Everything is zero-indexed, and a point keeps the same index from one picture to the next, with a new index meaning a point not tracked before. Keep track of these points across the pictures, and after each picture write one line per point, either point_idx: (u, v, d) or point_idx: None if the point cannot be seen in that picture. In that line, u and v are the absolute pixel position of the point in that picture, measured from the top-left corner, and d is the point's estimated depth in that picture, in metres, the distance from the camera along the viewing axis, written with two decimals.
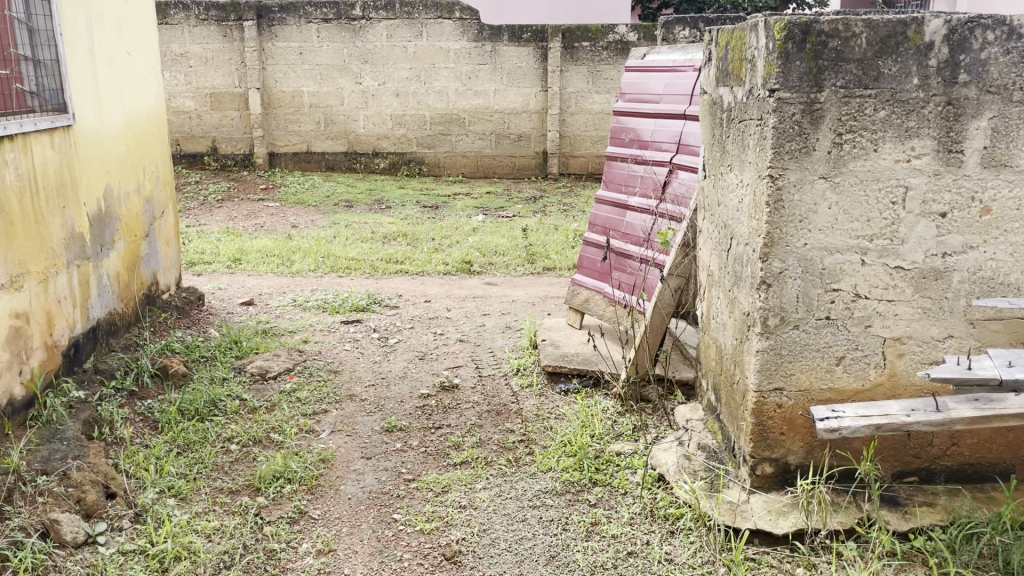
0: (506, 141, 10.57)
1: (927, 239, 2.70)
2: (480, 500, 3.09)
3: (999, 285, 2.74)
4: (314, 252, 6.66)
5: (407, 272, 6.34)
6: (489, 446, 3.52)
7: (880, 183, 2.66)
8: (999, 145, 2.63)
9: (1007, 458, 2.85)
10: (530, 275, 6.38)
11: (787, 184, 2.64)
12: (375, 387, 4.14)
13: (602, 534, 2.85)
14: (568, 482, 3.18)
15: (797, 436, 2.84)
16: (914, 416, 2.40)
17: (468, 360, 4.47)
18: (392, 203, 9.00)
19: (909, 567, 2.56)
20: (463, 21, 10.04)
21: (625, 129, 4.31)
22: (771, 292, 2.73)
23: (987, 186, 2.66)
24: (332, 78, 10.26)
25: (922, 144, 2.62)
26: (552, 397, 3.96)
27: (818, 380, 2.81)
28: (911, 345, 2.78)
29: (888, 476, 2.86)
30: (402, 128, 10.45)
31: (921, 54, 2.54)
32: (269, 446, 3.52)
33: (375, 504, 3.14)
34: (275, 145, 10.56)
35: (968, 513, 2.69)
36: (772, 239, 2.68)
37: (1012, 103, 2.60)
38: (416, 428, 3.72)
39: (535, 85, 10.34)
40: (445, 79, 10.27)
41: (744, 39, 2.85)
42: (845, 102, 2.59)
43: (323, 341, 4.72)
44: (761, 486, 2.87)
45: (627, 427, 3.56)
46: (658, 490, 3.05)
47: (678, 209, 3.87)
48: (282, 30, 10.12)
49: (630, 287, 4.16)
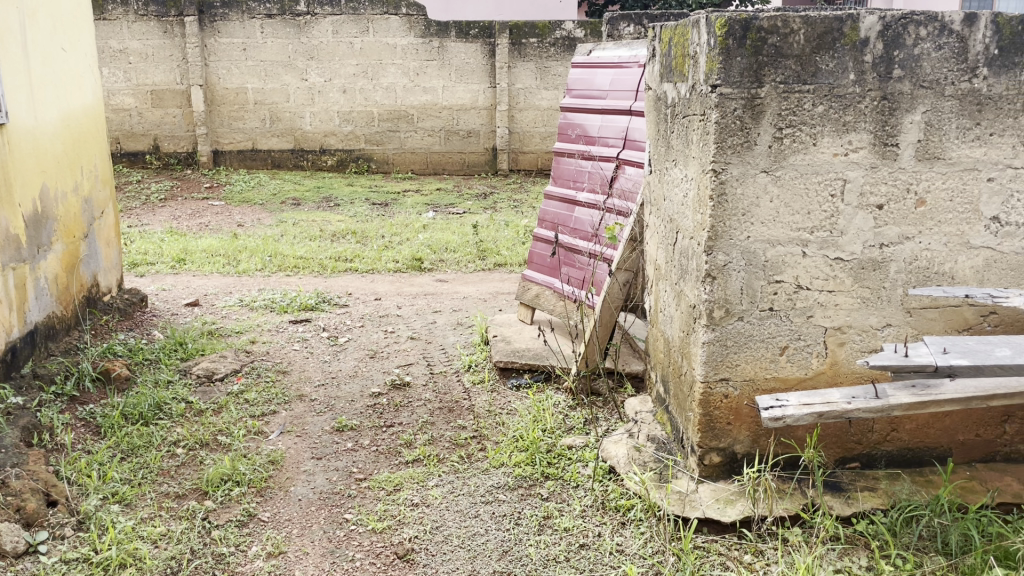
0: (455, 137, 10.54)
1: (864, 230, 2.77)
2: (432, 498, 3.08)
3: (934, 274, 2.82)
4: (261, 251, 6.56)
5: (356, 271, 6.29)
6: (441, 443, 3.52)
7: (819, 176, 2.72)
8: (932, 139, 2.70)
9: (944, 442, 2.93)
10: (480, 271, 6.38)
11: (729, 178, 2.69)
12: (324, 387, 4.10)
13: (554, 528, 2.87)
14: (520, 477, 3.19)
15: (743, 426, 2.90)
16: (854, 403, 2.48)
17: (419, 358, 4.46)
18: (340, 200, 8.91)
19: (852, 550, 2.63)
20: (410, 17, 10.00)
21: (572, 125, 4.36)
22: (717, 285, 2.77)
23: (922, 178, 2.74)
24: (277, 74, 10.12)
25: (859, 138, 2.69)
26: (503, 393, 3.97)
27: (762, 370, 2.86)
28: (852, 334, 2.86)
29: (831, 462, 2.93)
30: (349, 124, 10.34)
31: (857, 50, 2.61)
32: (216, 449, 3.46)
33: (325, 504, 3.11)
34: (219, 143, 10.35)
35: (908, 496, 2.76)
36: (716, 232, 2.73)
37: (944, 97, 2.67)
38: (367, 427, 3.70)
39: (483, 81, 10.33)
40: (392, 75, 10.20)
41: (687, 35, 2.88)
42: (784, 97, 2.64)
43: (272, 341, 4.66)
44: (709, 475, 2.92)
45: (578, 421, 3.60)
46: (608, 482, 3.09)
47: (625, 204, 3.93)
48: (225, 26, 9.96)
49: (579, 282, 4.19)
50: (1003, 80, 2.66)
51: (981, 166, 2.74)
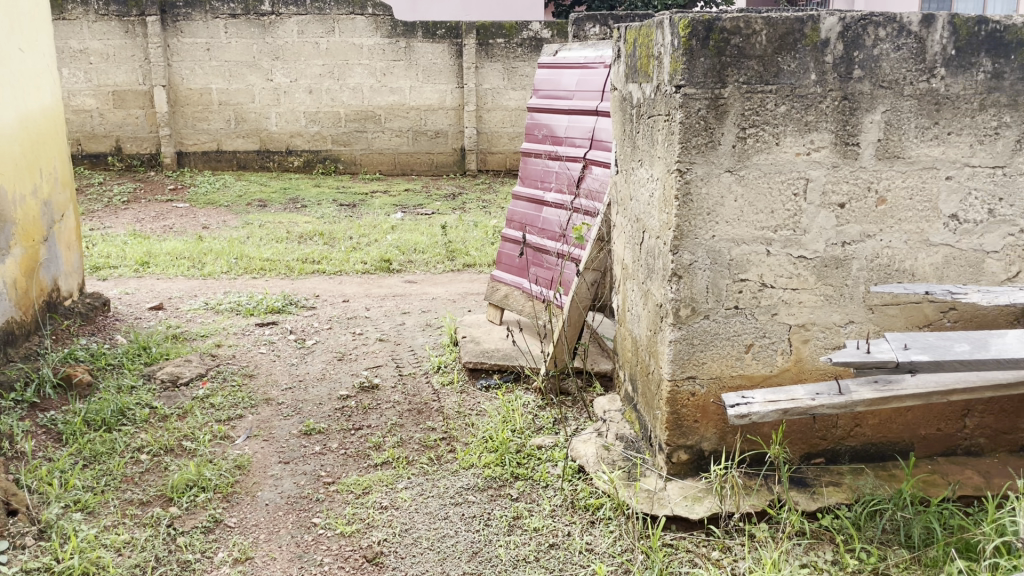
0: (423, 138, 10.50)
1: (827, 229, 2.81)
2: (401, 500, 3.07)
3: (895, 272, 2.86)
4: (227, 254, 6.49)
5: (324, 272, 6.25)
6: (409, 445, 3.50)
7: (782, 175, 2.75)
8: (892, 138, 2.75)
9: (906, 437, 2.98)
10: (449, 272, 6.37)
11: (694, 178, 2.71)
12: (292, 390, 4.07)
13: (524, 528, 2.87)
14: (490, 478, 3.19)
15: (710, 424, 2.92)
16: (819, 399, 2.52)
17: (388, 360, 4.44)
18: (308, 201, 8.84)
19: (817, 545, 2.66)
20: (376, 17, 9.95)
21: (539, 125, 4.37)
22: (683, 284, 2.79)
23: (882, 177, 2.78)
24: (242, 75, 10.01)
25: (820, 138, 2.72)
26: (472, 394, 3.96)
27: (728, 367, 2.89)
28: (816, 331, 2.89)
29: (796, 458, 2.96)
30: (316, 125, 10.26)
31: (818, 51, 2.64)
32: (181, 455, 3.42)
33: (293, 509, 3.09)
34: (183, 144, 10.22)
35: (872, 490, 2.80)
36: (682, 232, 2.75)
37: (903, 97, 2.72)
38: (336, 430, 3.67)
39: (450, 82, 10.31)
40: (358, 75, 10.14)
41: (651, 36, 2.90)
42: (747, 98, 2.66)
43: (238, 344, 4.61)
44: (677, 473, 2.94)
45: (547, 421, 3.60)
46: (578, 481, 3.10)
47: (592, 204, 3.94)
48: (188, 26, 9.84)
49: (547, 282, 4.20)
50: (960, 80, 2.71)
51: (939, 165, 2.78)
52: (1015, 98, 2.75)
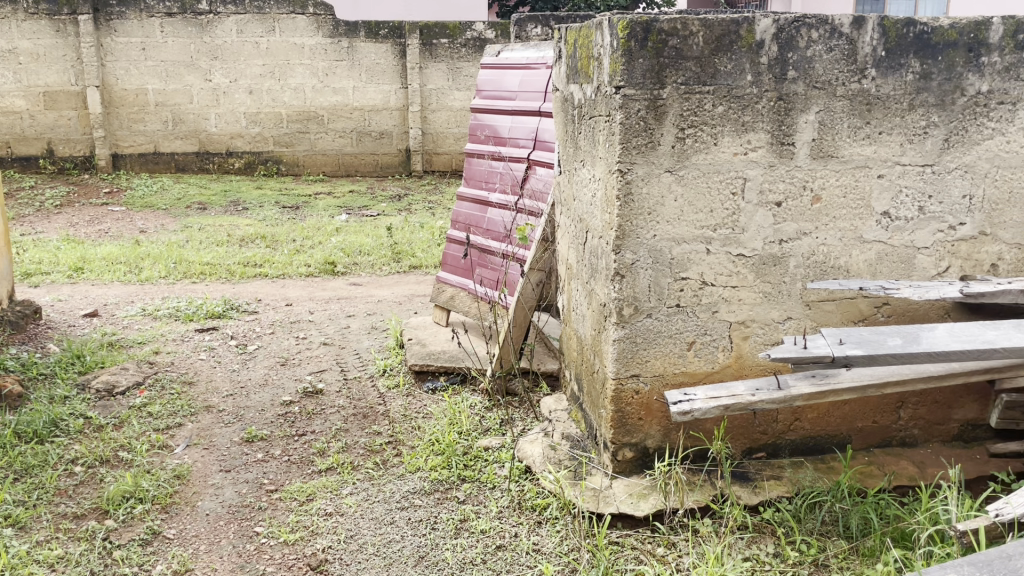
0: (367, 138, 10.41)
1: (764, 227, 2.86)
2: (346, 506, 3.03)
3: (830, 268, 2.93)
4: (165, 258, 6.34)
5: (266, 276, 6.15)
6: (355, 450, 3.46)
7: (720, 175, 2.79)
8: (826, 137, 2.81)
9: (844, 429, 3.04)
10: (395, 274, 6.33)
11: (635, 178, 2.74)
12: (233, 397, 3.99)
13: (470, 530, 2.86)
14: (436, 481, 3.17)
15: (654, 421, 2.95)
16: (759, 395, 2.56)
17: (332, 364, 4.38)
18: (249, 203, 8.69)
19: (759, 538, 2.70)
20: (317, 17, 9.83)
21: (483, 126, 4.37)
22: (625, 283, 2.81)
23: (817, 176, 2.84)
24: (180, 75, 9.79)
25: (757, 138, 2.77)
26: (418, 397, 3.94)
27: (671, 365, 2.92)
28: (755, 327, 2.94)
29: (738, 453, 3.01)
30: (257, 126, 10.10)
31: (754, 52, 2.69)
32: (117, 466, 3.32)
33: (235, 518, 3.02)
34: (119, 146, 9.95)
35: (811, 483, 2.86)
36: (624, 232, 2.77)
37: (836, 98, 2.78)
38: (278, 436, 3.61)
39: (394, 82, 10.24)
40: (300, 75, 10.00)
41: (591, 37, 2.91)
42: (686, 98, 2.69)
43: (176, 351, 4.51)
44: (622, 471, 2.96)
45: (494, 422, 3.60)
46: (524, 482, 3.10)
47: (536, 205, 3.95)
48: (122, 25, 9.58)
49: (492, 282, 4.19)
50: (890, 80, 2.78)
51: (872, 164, 2.86)
52: (942, 98, 2.83)
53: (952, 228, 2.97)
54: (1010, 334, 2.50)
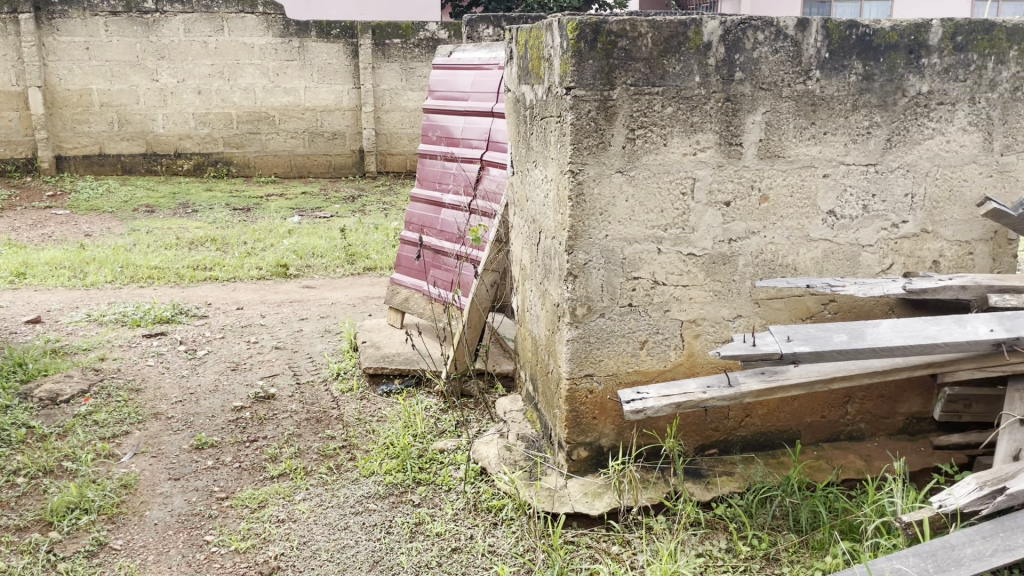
0: (320, 139, 10.30)
1: (714, 226, 2.89)
2: (299, 512, 2.99)
3: (778, 267, 2.97)
4: (111, 263, 6.20)
5: (217, 279, 6.05)
6: (308, 455, 3.42)
7: (670, 175, 2.81)
8: (772, 137, 2.85)
9: (793, 425, 3.09)
10: (349, 276, 6.27)
11: (586, 179, 2.75)
12: (182, 403, 3.91)
13: (426, 534, 2.84)
14: (391, 484, 3.14)
15: (607, 420, 2.97)
16: (710, 392, 2.60)
17: (285, 368, 4.33)
18: (199, 206, 8.54)
19: (712, 534, 2.73)
20: (267, 16, 9.70)
21: (435, 126, 4.35)
22: (578, 283, 2.82)
23: (764, 176, 2.88)
24: (126, 75, 9.59)
25: (705, 138, 2.80)
26: (373, 400, 3.91)
27: (625, 364, 2.94)
28: (706, 325, 2.98)
29: (690, 450, 3.04)
30: (207, 127, 9.93)
31: (701, 54, 2.72)
32: (62, 476, 3.24)
33: (184, 527, 2.97)
34: (63, 148, 9.70)
35: (762, 478, 2.90)
36: (577, 232, 2.78)
37: (782, 99, 2.82)
38: (229, 443, 3.55)
39: (347, 82, 10.16)
40: (250, 76, 9.86)
41: (541, 38, 2.92)
42: (635, 99, 2.71)
43: (123, 357, 4.41)
44: (577, 470, 2.97)
45: (449, 424, 3.58)
46: (480, 483, 3.09)
47: (489, 205, 3.94)
48: (64, 23, 9.35)
49: (446, 283, 4.17)
50: (834, 81, 2.84)
51: (817, 163, 2.91)
52: (884, 99, 2.89)
53: (895, 226, 3.04)
54: (951, 328, 2.56)
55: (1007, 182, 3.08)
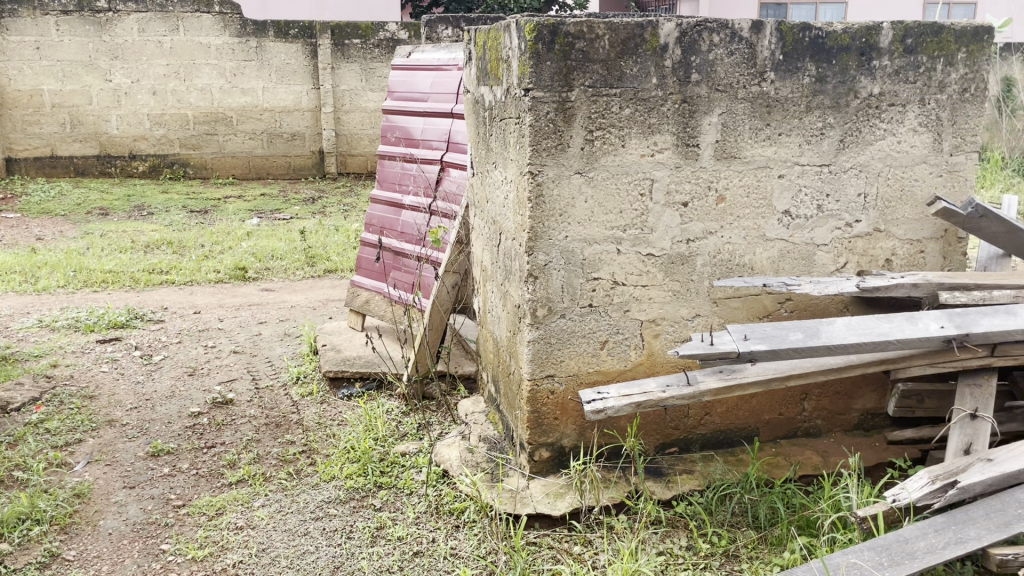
0: (278, 140, 10.19)
1: (672, 227, 2.91)
2: (258, 519, 2.95)
3: (736, 266, 3.01)
4: (64, 267, 6.07)
5: (173, 283, 5.95)
6: (267, 461, 3.38)
7: (628, 176, 2.83)
8: (729, 139, 2.88)
9: (752, 423, 3.13)
10: (309, 279, 6.21)
11: (545, 180, 2.75)
12: (138, 410, 3.84)
13: (387, 538, 2.82)
14: (351, 489, 3.12)
15: (569, 420, 2.98)
16: (669, 391, 2.62)
17: (243, 372, 4.27)
18: (154, 208, 8.40)
19: (673, 532, 2.75)
20: (223, 15, 9.57)
21: (395, 127, 4.33)
22: (539, 284, 2.83)
23: (721, 177, 2.91)
24: (78, 75, 9.39)
25: (663, 140, 2.83)
26: (333, 404, 3.87)
27: (585, 364, 2.95)
28: (665, 325, 3.00)
29: (651, 449, 3.06)
30: (162, 128, 9.76)
31: (658, 55, 2.74)
32: (11, 486, 3.16)
33: (140, 536, 2.91)
34: (12, 150, 9.47)
35: (722, 475, 2.93)
36: (536, 233, 2.79)
37: (737, 100, 2.85)
38: (186, 449, 3.50)
39: (306, 83, 10.06)
40: (207, 76, 9.72)
41: (499, 39, 2.92)
42: (593, 101, 2.73)
43: (76, 363, 4.31)
44: (539, 471, 2.98)
45: (411, 427, 3.56)
46: (442, 486, 3.08)
47: (450, 207, 3.93)
48: (13, 22, 9.12)
49: (407, 285, 4.15)
50: (788, 83, 2.88)
51: (772, 164, 2.95)
52: (837, 100, 2.94)
53: (849, 225, 3.09)
54: (903, 325, 2.61)
55: (957, 182, 3.14)
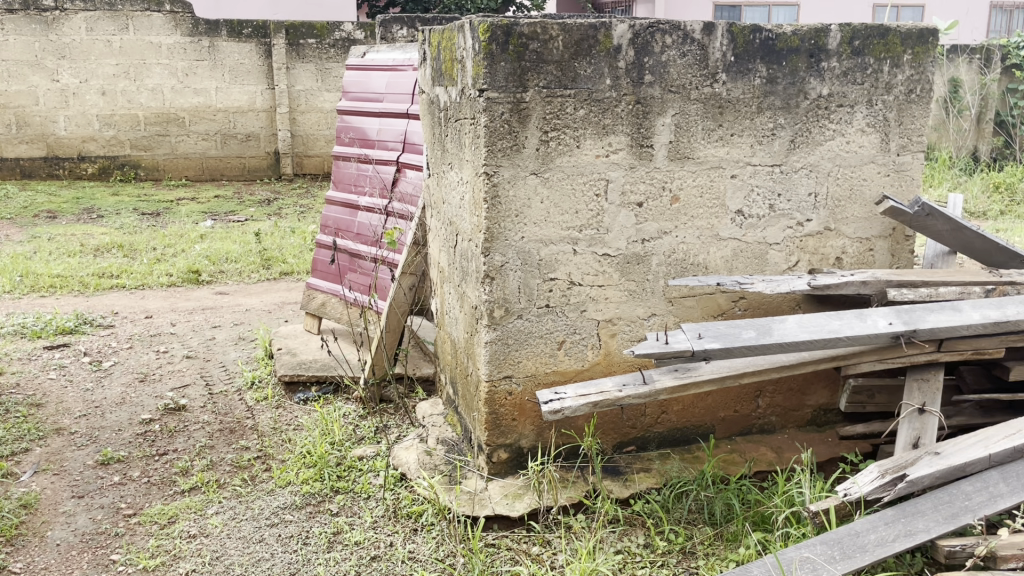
0: (232, 141, 10.03)
1: (628, 227, 2.93)
2: (212, 527, 2.90)
3: (690, 266, 3.04)
4: (9, 271, 5.92)
5: (124, 287, 5.83)
6: (221, 467, 3.33)
7: (583, 176, 2.84)
8: (682, 139, 2.91)
9: (708, 420, 3.16)
10: (264, 282, 6.12)
11: (501, 181, 2.75)
12: (87, 418, 3.75)
13: (344, 543, 2.80)
14: (308, 494, 3.08)
15: (527, 421, 2.98)
16: (625, 390, 2.63)
17: (197, 378, 4.20)
18: (104, 211, 8.23)
19: (630, 530, 2.77)
20: (174, 14, 9.41)
21: (350, 128, 4.29)
22: (495, 285, 2.82)
23: (675, 177, 2.94)
24: (23, 75, 9.16)
25: (617, 140, 2.84)
26: (289, 408, 3.82)
27: (543, 365, 2.95)
28: (622, 325, 3.02)
29: (609, 448, 3.08)
30: (112, 128, 9.56)
31: (611, 56, 2.75)
32: None
33: (89, 547, 2.85)
34: None
35: (678, 473, 2.96)
36: (493, 234, 2.78)
37: (690, 101, 2.88)
38: (137, 457, 3.43)
39: (260, 83, 9.93)
40: (158, 76, 9.54)
41: (453, 39, 2.91)
42: (548, 102, 2.73)
43: (22, 371, 4.20)
44: (497, 472, 2.98)
45: (368, 430, 3.53)
46: (400, 489, 3.06)
47: (406, 208, 3.91)
48: None
49: (364, 287, 4.12)
50: (739, 85, 2.91)
51: (724, 164, 2.98)
52: (787, 101, 2.98)
53: (800, 224, 3.14)
54: (853, 322, 2.66)
55: (903, 181, 3.21)
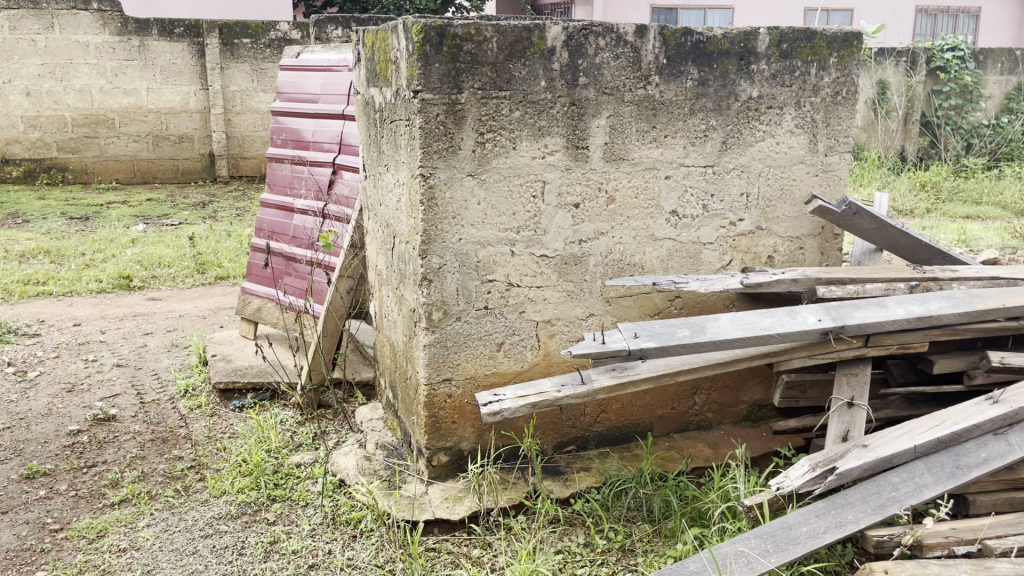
0: (165, 143, 9.78)
1: (565, 228, 2.95)
2: (143, 540, 2.83)
3: (627, 266, 3.07)
4: None
5: (50, 294, 5.65)
6: (153, 478, 3.24)
7: (520, 178, 2.84)
8: (617, 140, 2.93)
9: (646, 418, 3.20)
10: (199, 287, 5.99)
11: (437, 182, 2.73)
12: (10, 430, 3.62)
13: (281, 552, 2.75)
14: (244, 503, 3.02)
15: (466, 423, 2.97)
16: (564, 391, 2.64)
17: (127, 387, 4.09)
18: (30, 215, 7.96)
19: (570, 530, 2.79)
20: (102, 13, 9.15)
21: (284, 129, 4.22)
22: (433, 288, 2.81)
23: (611, 178, 2.96)
24: None
25: (553, 142, 2.85)
26: (224, 416, 3.75)
27: (482, 367, 2.95)
28: (560, 325, 3.03)
29: (549, 448, 3.09)
30: (37, 130, 9.26)
31: (546, 58, 2.76)
32: None
33: (12, 564, 2.75)
34: None
35: (617, 472, 2.98)
36: (430, 236, 2.77)
37: (624, 103, 2.91)
38: (64, 470, 3.32)
39: (193, 83, 9.71)
40: (85, 76, 9.27)
41: (387, 41, 2.89)
42: (483, 103, 2.73)
43: None
44: (438, 476, 2.96)
45: (306, 437, 3.48)
46: (338, 496, 3.02)
47: (343, 210, 3.86)
48: None
49: (301, 291, 4.06)
50: (672, 87, 2.95)
51: (659, 165, 3.02)
52: (719, 103, 3.04)
53: (733, 224, 3.20)
54: (784, 319, 2.72)
55: (831, 181, 3.30)
